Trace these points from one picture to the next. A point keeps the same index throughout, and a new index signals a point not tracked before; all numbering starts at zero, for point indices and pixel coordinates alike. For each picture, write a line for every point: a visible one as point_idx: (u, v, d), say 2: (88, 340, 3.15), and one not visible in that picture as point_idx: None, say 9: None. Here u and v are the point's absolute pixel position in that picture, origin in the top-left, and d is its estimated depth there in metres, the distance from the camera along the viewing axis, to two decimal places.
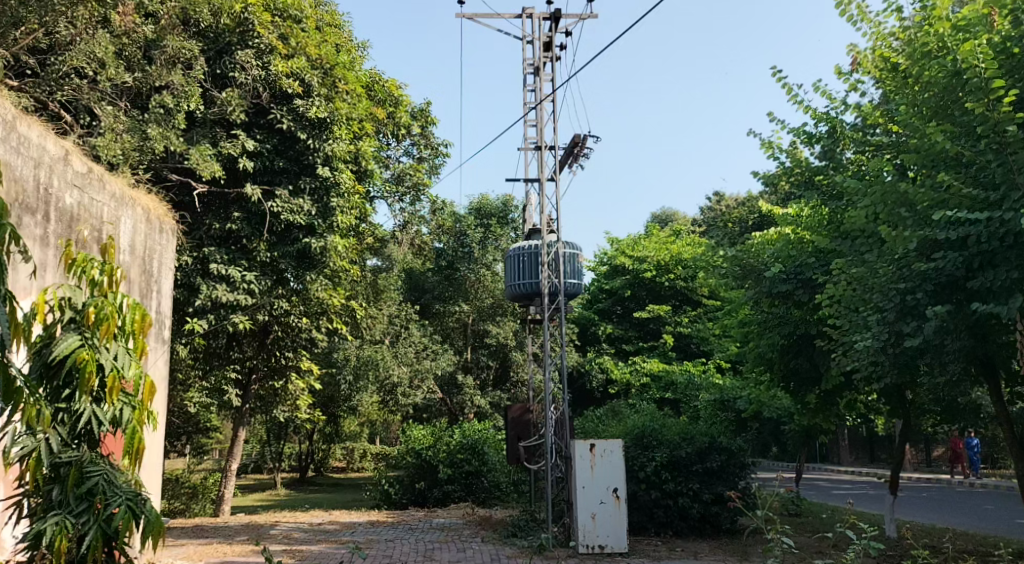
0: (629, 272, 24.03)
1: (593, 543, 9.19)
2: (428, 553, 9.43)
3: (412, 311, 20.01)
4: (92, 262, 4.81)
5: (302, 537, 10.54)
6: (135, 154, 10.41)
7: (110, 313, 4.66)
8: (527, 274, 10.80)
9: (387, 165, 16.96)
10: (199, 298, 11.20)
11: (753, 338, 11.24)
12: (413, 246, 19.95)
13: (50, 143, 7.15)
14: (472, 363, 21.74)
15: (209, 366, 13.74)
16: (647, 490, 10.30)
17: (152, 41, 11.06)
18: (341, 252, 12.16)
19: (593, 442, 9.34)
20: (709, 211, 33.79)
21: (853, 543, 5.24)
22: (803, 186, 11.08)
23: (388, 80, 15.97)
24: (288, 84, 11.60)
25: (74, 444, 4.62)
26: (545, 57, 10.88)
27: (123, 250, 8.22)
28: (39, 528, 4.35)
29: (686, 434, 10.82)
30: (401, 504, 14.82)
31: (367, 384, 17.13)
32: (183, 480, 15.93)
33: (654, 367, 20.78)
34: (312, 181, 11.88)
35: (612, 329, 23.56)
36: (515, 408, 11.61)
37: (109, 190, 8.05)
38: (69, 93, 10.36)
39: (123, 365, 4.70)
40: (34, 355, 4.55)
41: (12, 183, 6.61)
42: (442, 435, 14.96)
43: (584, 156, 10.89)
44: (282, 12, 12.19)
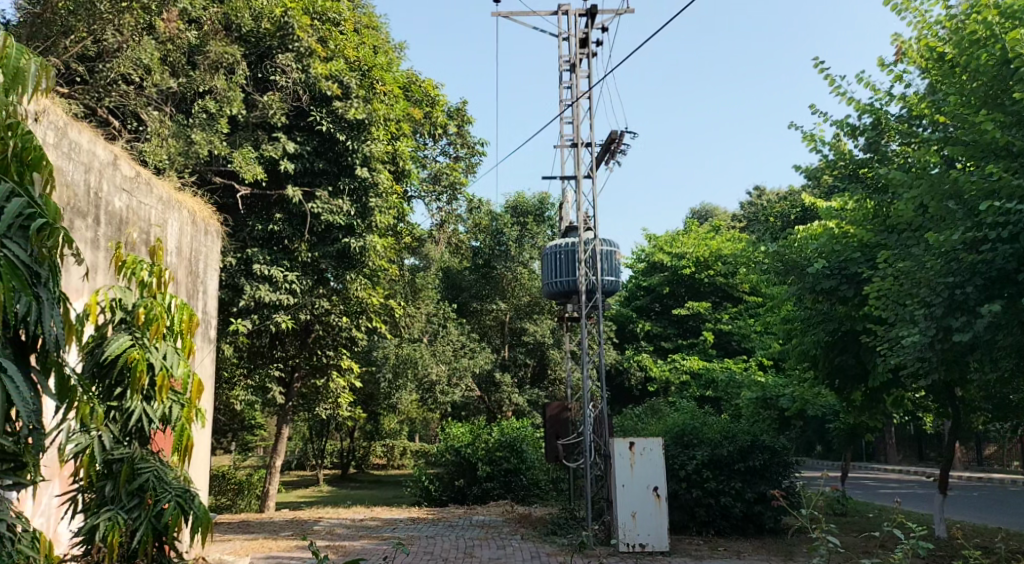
0: (668, 269, 23.77)
1: (634, 542, 8.93)
2: (467, 550, 9.30)
3: (449, 309, 20.15)
4: (140, 264, 5.03)
5: (345, 533, 10.51)
6: (181, 158, 10.53)
7: (159, 314, 4.88)
8: (564, 272, 10.62)
9: (424, 165, 17.08)
10: (243, 298, 11.37)
11: (798, 335, 10.89)
12: (454, 245, 19.98)
13: (100, 146, 6.39)
14: (510, 361, 21.77)
15: (253, 364, 13.82)
16: (688, 490, 10.13)
17: (195, 47, 11.26)
18: (380, 251, 12.18)
19: (633, 440, 9.09)
20: (750, 205, 33.36)
21: (899, 542, 4.62)
22: (847, 180, 10.85)
23: (424, 80, 15.96)
24: (327, 86, 11.66)
25: (126, 441, 4.77)
26: (580, 53, 10.82)
27: (170, 252, 7.58)
28: (93, 523, 4.51)
29: (728, 432, 10.58)
30: (441, 501, 14.96)
31: (406, 382, 17.27)
32: (229, 476, 16.24)
33: (694, 365, 20.48)
34: (351, 182, 11.93)
35: (651, 326, 23.42)
36: (552, 406, 11.36)
37: (158, 192, 7.34)
38: (117, 99, 10.62)
39: (172, 364, 4.90)
40: (87, 355, 4.74)
41: (63, 189, 5.84)
42: (481, 432, 14.93)
43: (620, 153, 10.78)
44: (321, 16, 12.54)
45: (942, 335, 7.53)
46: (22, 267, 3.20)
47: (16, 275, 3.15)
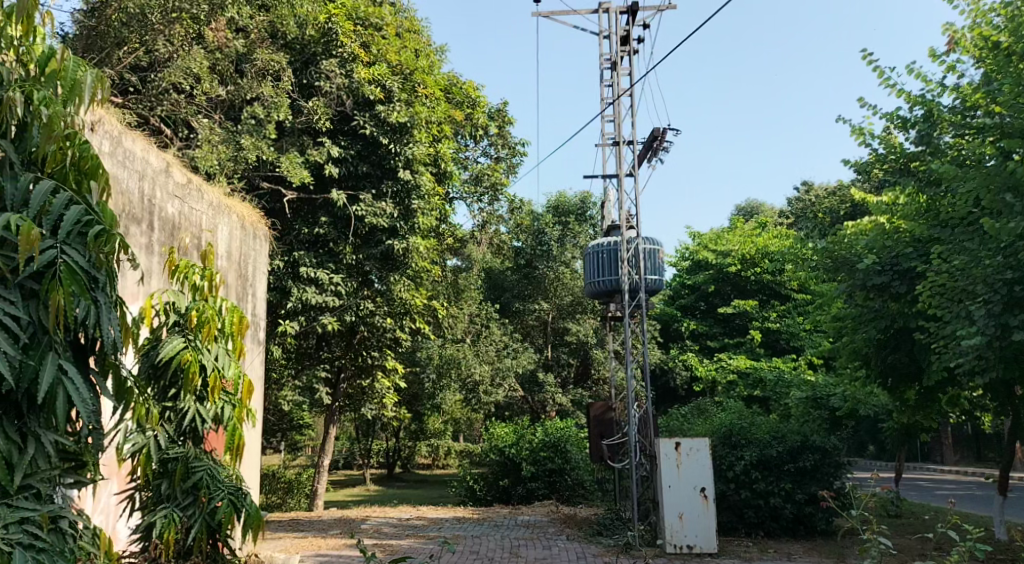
0: (713, 266, 23.54)
1: (681, 543, 8.89)
2: (512, 550, 9.34)
3: (492, 309, 20.28)
4: (193, 269, 5.15)
5: (392, 532, 10.64)
6: (230, 163, 10.75)
7: (211, 317, 4.97)
8: (606, 271, 10.58)
9: (466, 166, 17.19)
10: (291, 300, 11.60)
11: (848, 333, 10.70)
12: (496, 246, 20.01)
13: (152, 155, 6.55)
14: (553, 362, 21.81)
15: (301, 365, 14.05)
16: (737, 490, 10.04)
17: (243, 55, 11.43)
18: (423, 252, 12.31)
19: (679, 440, 9.03)
20: (798, 200, 32.85)
21: (957, 544, 4.53)
22: (898, 174, 10.67)
23: (465, 82, 15.99)
24: (370, 91, 11.84)
25: (180, 440, 4.91)
26: (622, 51, 10.79)
27: (220, 256, 7.77)
28: (150, 520, 4.65)
29: (777, 433, 10.46)
30: (486, 501, 15.10)
31: (450, 382, 17.39)
32: (278, 475, 16.53)
33: (741, 364, 20.20)
34: (394, 184, 12.08)
35: (696, 325, 23.28)
36: (597, 406, 11.33)
37: (208, 198, 7.53)
38: (168, 108, 10.91)
39: (223, 366, 5.01)
40: (142, 357, 4.89)
41: (119, 196, 6.00)
42: (525, 432, 14.99)
43: (663, 150, 10.72)
44: (364, 21, 12.68)
45: (999, 332, 7.36)
46: (81, 272, 3.31)
47: (75, 280, 3.26)
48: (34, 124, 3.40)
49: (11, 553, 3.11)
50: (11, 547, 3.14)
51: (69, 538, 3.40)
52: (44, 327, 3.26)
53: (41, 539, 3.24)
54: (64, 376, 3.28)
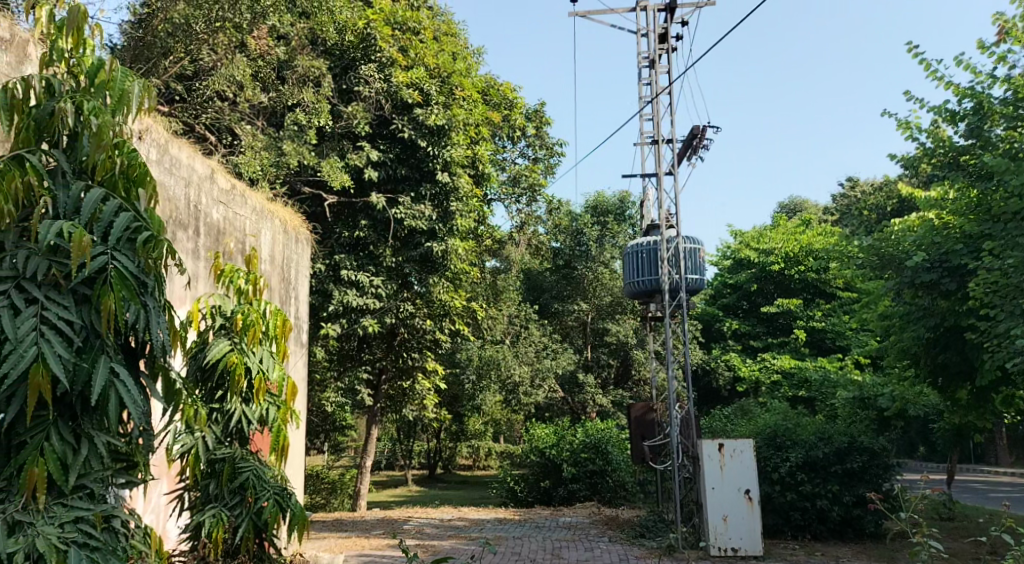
0: (755, 265, 23.24)
1: (726, 545, 8.80)
2: (554, 552, 9.36)
3: (531, 310, 20.30)
4: (238, 273, 5.26)
5: (434, 532, 10.71)
6: (273, 169, 10.92)
7: (256, 320, 5.06)
8: (646, 271, 10.54)
9: (504, 167, 17.24)
10: (333, 303, 11.73)
11: (896, 332, 10.49)
12: (535, 247, 19.99)
13: (198, 161, 6.67)
14: (593, 362, 21.75)
15: (343, 367, 14.21)
16: (782, 492, 9.91)
17: (284, 62, 11.60)
18: (461, 254, 12.40)
19: (722, 441, 8.95)
20: (843, 197, 32.28)
21: (1014, 548, 4.42)
22: (946, 168, 10.43)
23: (502, 84, 16.00)
24: (409, 94, 11.93)
25: (227, 442, 5.00)
26: (660, 49, 10.73)
27: (264, 261, 7.90)
28: (199, 519, 4.74)
29: (823, 434, 10.30)
30: (527, 502, 15.12)
31: (490, 384, 17.42)
32: (322, 475, 16.75)
33: (786, 364, 19.91)
34: (432, 187, 12.16)
35: (739, 325, 23.06)
36: (637, 406, 11.26)
37: (252, 203, 7.67)
38: (213, 115, 11.22)
39: (267, 368, 5.10)
40: (190, 359, 5.00)
41: (167, 203, 6.10)
42: (566, 434, 14.98)
43: (703, 148, 10.63)
44: (402, 25, 12.80)
45: None
46: (131, 277, 3.39)
47: (125, 285, 3.33)
48: (84, 134, 3.51)
49: (68, 552, 3.19)
50: (68, 545, 3.22)
51: (121, 537, 3.48)
52: (97, 331, 3.35)
53: (94, 538, 3.33)
54: (115, 379, 3.35)
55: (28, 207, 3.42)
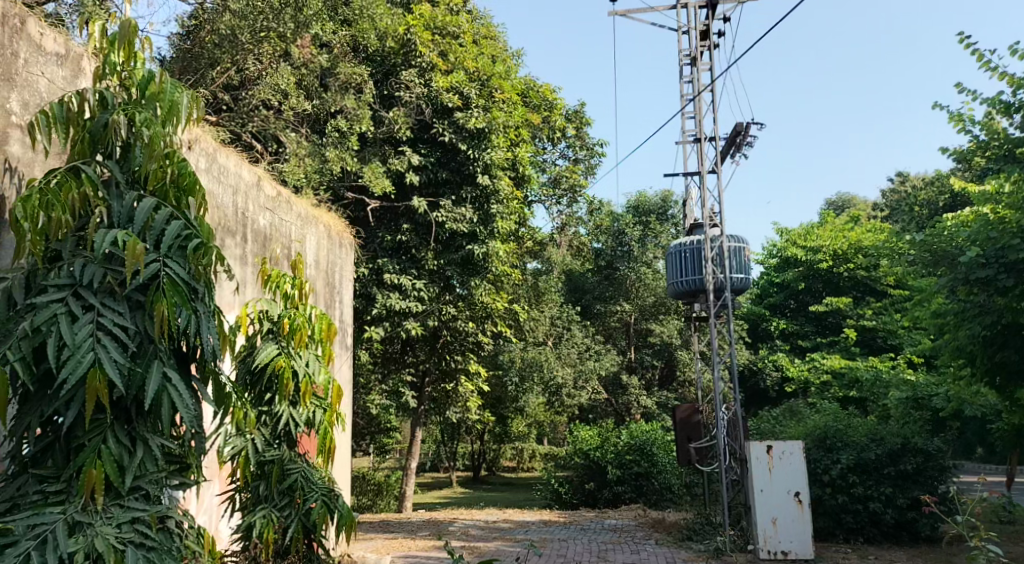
0: (802, 263, 22.88)
1: (776, 549, 8.68)
2: (600, 554, 9.34)
3: (573, 311, 20.27)
4: (284, 278, 5.35)
5: (480, 534, 10.75)
6: (316, 175, 11.13)
7: (302, 324, 5.14)
8: (690, 270, 10.44)
9: (544, 169, 17.28)
10: (376, 306, 11.84)
11: (950, 330, 10.26)
12: (577, 248, 19.93)
13: (245, 169, 6.79)
14: (637, 363, 21.60)
15: (387, 370, 14.33)
16: (834, 495, 9.75)
17: (326, 69, 11.76)
18: (503, 257, 12.47)
19: (771, 443, 8.84)
20: (893, 192, 31.62)
21: None
22: (1001, 161, 10.18)
23: (542, 85, 16.00)
24: (449, 98, 12.02)
25: (276, 443, 5.08)
26: (701, 46, 10.65)
27: (310, 266, 8.02)
28: (250, 520, 4.82)
29: (874, 435, 10.11)
30: (572, 503, 15.08)
31: (533, 385, 17.40)
32: (368, 477, 16.92)
33: (835, 364, 19.54)
34: (473, 190, 12.21)
35: (787, 324, 22.75)
36: (683, 408, 11.13)
37: (297, 209, 7.80)
38: (259, 123, 11.35)
39: (313, 372, 5.19)
40: (240, 363, 5.10)
41: (216, 211, 6.21)
42: (610, 436, 14.93)
43: (746, 145, 10.51)
44: (442, 30, 12.92)
45: None
46: (182, 284, 3.47)
47: (177, 291, 3.42)
48: (137, 145, 3.60)
49: (125, 552, 3.28)
50: (125, 545, 3.31)
51: (176, 537, 3.57)
52: (150, 336, 3.44)
53: (150, 538, 3.41)
54: (168, 384, 3.44)
55: (84, 217, 3.52)
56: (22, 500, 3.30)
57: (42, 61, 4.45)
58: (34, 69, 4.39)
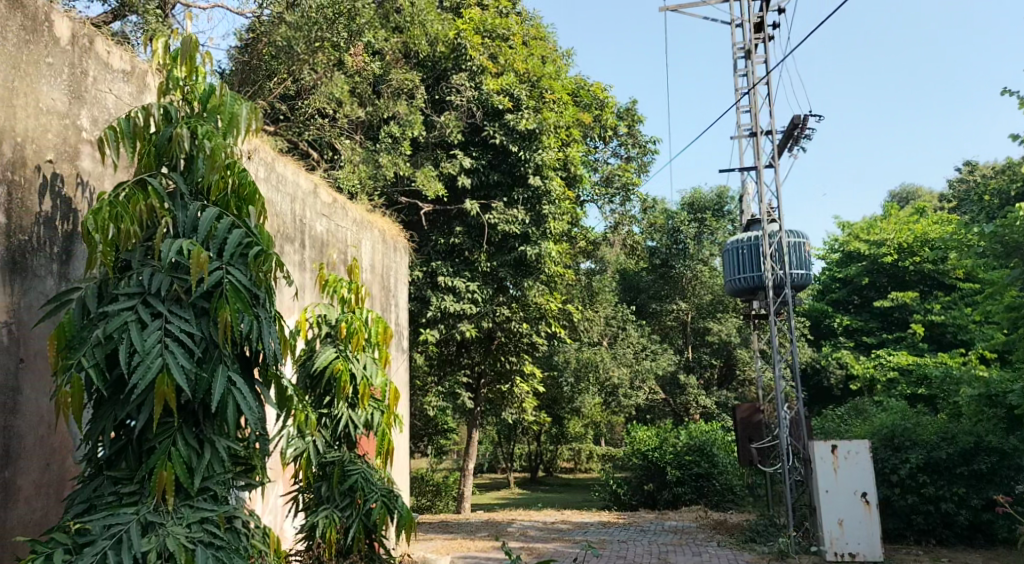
0: (865, 258, 22.35)
1: (843, 551, 8.50)
2: (661, 556, 9.28)
3: (628, 311, 20.16)
4: (341, 283, 5.46)
5: (538, 535, 10.78)
6: (371, 181, 11.30)
7: (359, 327, 5.24)
8: (748, 267, 10.30)
9: (596, 168, 17.23)
10: (431, 309, 11.95)
11: None
12: (631, 247, 19.81)
13: (302, 178, 6.93)
14: (694, 362, 21.38)
15: (443, 372, 14.44)
16: (903, 496, 9.51)
17: (379, 77, 12.02)
18: (556, 257, 12.50)
19: (836, 443, 8.66)
20: (961, 182, 30.62)
21: None
22: None
23: (592, 84, 15.93)
24: (499, 100, 12.09)
25: (336, 445, 5.18)
26: (756, 38, 10.49)
27: (366, 270, 8.16)
28: (313, 520, 4.92)
29: (945, 433, 9.83)
30: (631, 504, 15.00)
31: (589, 386, 17.35)
32: (426, 478, 17.08)
33: (902, 361, 19.01)
34: (525, 191, 12.24)
35: (850, 321, 22.28)
36: (743, 407, 10.99)
37: (353, 215, 7.95)
38: (315, 132, 11.64)
39: (371, 374, 5.27)
40: (300, 367, 5.22)
41: (275, 218, 6.36)
42: (668, 436, 14.83)
43: (804, 138, 10.33)
44: (491, 33, 13.01)
45: None
46: (244, 291, 3.57)
47: (240, 298, 3.52)
48: (199, 156, 3.72)
49: (195, 551, 3.38)
50: (195, 544, 3.41)
51: (243, 537, 3.67)
52: (215, 342, 3.55)
53: (219, 538, 3.51)
54: (232, 387, 3.55)
55: (151, 228, 3.65)
56: (98, 500, 3.43)
57: (109, 78, 4.63)
58: (102, 86, 4.57)
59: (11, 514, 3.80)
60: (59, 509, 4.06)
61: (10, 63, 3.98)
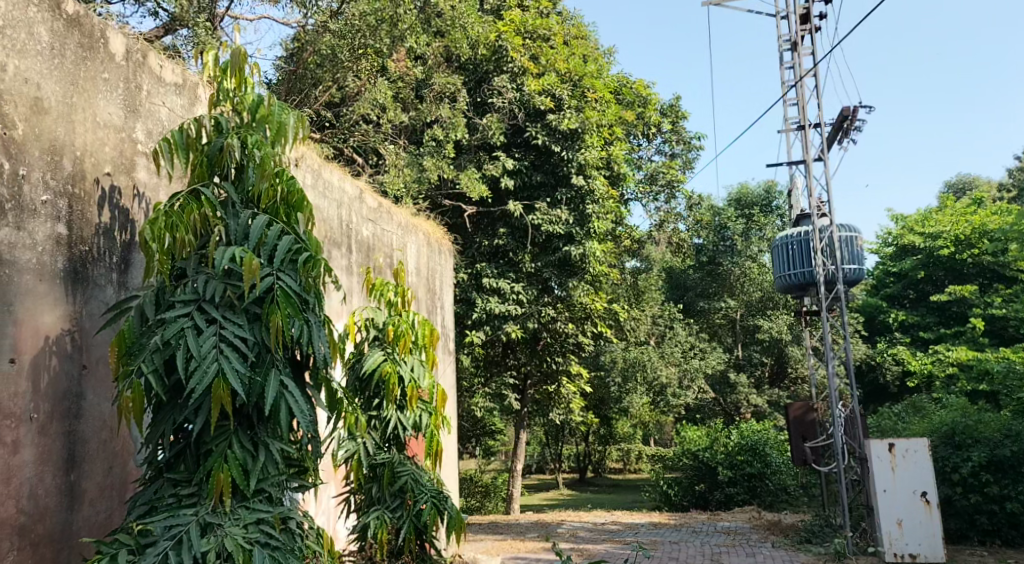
0: (921, 251, 21.86)
1: (903, 552, 8.32)
2: (714, 557, 9.19)
3: (675, 309, 20.00)
4: (388, 286, 5.51)
5: (588, 536, 10.77)
6: (415, 185, 11.40)
7: (406, 330, 5.30)
8: (798, 263, 10.16)
9: (640, 166, 17.15)
10: (476, 311, 12.00)
11: None
12: (677, 244, 19.63)
13: (348, 183, 7.02)
14: (745, 361, 21.17)
15: (490, 373, 14.47)
16: (965, 495, 9.28)
17: (422, 81, 12.20)
18: (600, 257, 12.45)
19: (893, 441, 8.49)
20: (1021, 170, 29.67)
21: None
22: None
23: (635, 81, 15.82)
24: (541, 101, 12.12)
25: (386, 446, 5.24)
26: (802, 30, 10.34)
27: (412, 273, 8.25)
28: (365, 521, 4.99)
29: (1009, 430, 9.58)
30: (682, 505, 14.89)
31: (636, 386, 17.23)
32: (475, 479, 17.17)
33: (961, 357, 18.49)
34: (568, 191, 12.22)
35: (906, 316, 21.89)
36: (795, 406, 10.82)
37: (398, 219, 8.04)
38: (359, 138, 11.87)
39: (418, 376, 5.32)
40: (349, 370, 5.28)
41: (323, 224, 6.46)
42: (718, 436, 14.67)
43: (854, 130, 10.16)
44: (532, 34, 13.06)
45: None
46: (294, 295, 3.64)
47: (290, 303, 3.59)
48: (249, 165, 3.81)
49: (252, 551, 3.45)
50: (252, 544, 3.48)
51: (297, 537, 3.74)
52: (267, 346, 3.63)
53: (275, 538, 3.58)
54: (284, 391, 3.62)
55: (205, 236, 3.74)
56: (159, 502, 3.53)
57: (162, 92, 4.77)
58: (156, 99, 4.71)
59: (78, 516, 3.94)
60: (122, 510, 4.20)
61: (69, 80, 4.11)
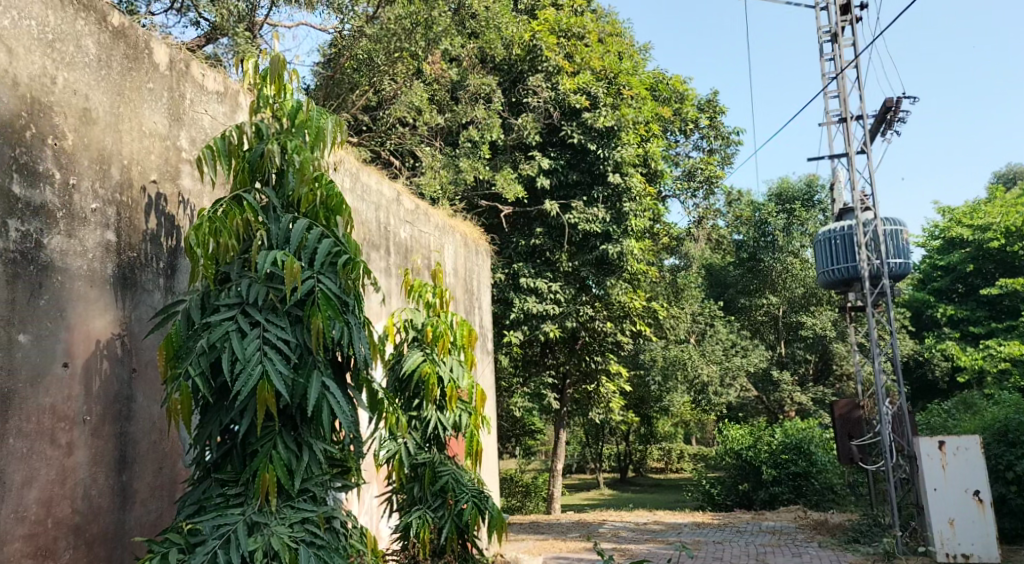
0: (970, 243, 21.38)
1: (956, 552, 8.14)
2: (758, 557, 9.09)
3: (715, 306, 19.79)
4: (425, 287, 5.57)
5: (631, 536, 10.73)
6: (451, 186, 11.46)
7: (445, 330, 5.34)
8: (841, 258, 9.99)
9: (677, 163, 17.08)
10: (514, 311, 12.04)
11: None
12: (716, 241, 19.44)
13: (386, 186, 7.09)
14: (788, 359, 20.92)
15: (529, 373, 14.47)
16: (1019, 494, 9.06)
17: (457, 83, 12.26)
18: (638, 255, 12.35)
19: (942, 439, 8.34)
20: None
21: None
22: None
23: (671, 77, 15.73)
24: (576, 100, 12.09)
25: (427, 446, 5.29)
26: (842, 21, 10.18)
27: (449, 274, 8.30)
28: (407, 520, 5.04)
29: None
30: (725, 505, 14.77)
31: (677, 384, 17.09)
32: (516, 479, 17.19)
33: (1013, 352, 18.01)
34: (604, 190, 12.19)
35: (954, 310, 21.41)
36: (840, 403, 10.65)
37: (435, 220, 8.10)
38: (396, 141, 12.01)
39: (457, 376, 5.36)
40: (389, 371, 5.34)
41: (361, 226, 6.54)
42: (762, 435, 14.50)
43: (897, 121, 9.97)
44: (566, 32, 13.06)
45: None
46: (334, 298, 3.70)
47: (331, 305, 3.65)
48: (289, 170, 3.88)
49: (298, 550, 3.51)
50: (298, 543, 3.55)
51: (342, 536, 3.81)
52: (309, 348, 3.69)
53: (320, 537, 3.65)
54: (327, 392, 3.68)
55: (247, 240, 3.81)
56: (208, 502, 3.61)
57: (205, 100, 4.87)
58: (198, 108, 4.81)
59: (130, 516, 4.04)
60: (171, 510, 4.30)
61: (116, 90, 4.22)
